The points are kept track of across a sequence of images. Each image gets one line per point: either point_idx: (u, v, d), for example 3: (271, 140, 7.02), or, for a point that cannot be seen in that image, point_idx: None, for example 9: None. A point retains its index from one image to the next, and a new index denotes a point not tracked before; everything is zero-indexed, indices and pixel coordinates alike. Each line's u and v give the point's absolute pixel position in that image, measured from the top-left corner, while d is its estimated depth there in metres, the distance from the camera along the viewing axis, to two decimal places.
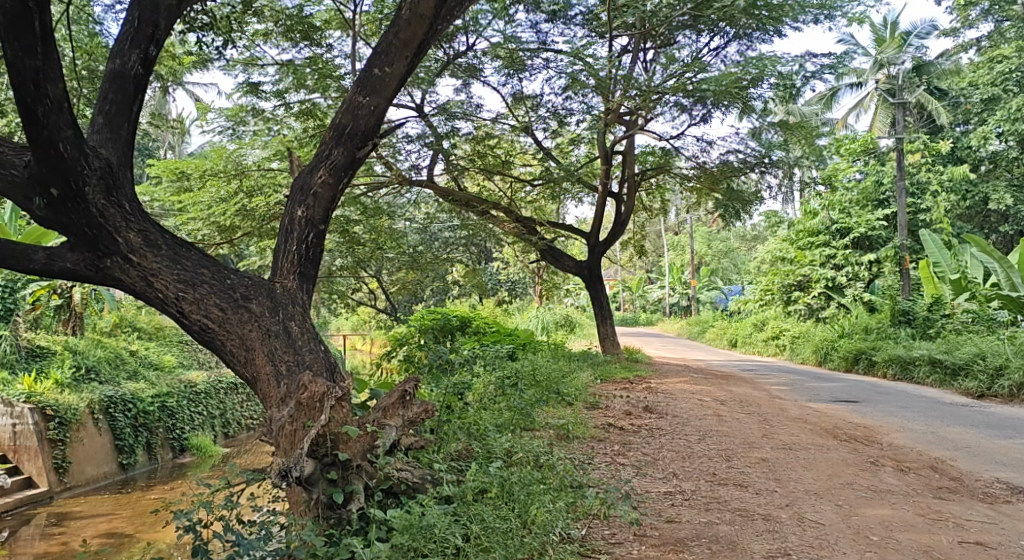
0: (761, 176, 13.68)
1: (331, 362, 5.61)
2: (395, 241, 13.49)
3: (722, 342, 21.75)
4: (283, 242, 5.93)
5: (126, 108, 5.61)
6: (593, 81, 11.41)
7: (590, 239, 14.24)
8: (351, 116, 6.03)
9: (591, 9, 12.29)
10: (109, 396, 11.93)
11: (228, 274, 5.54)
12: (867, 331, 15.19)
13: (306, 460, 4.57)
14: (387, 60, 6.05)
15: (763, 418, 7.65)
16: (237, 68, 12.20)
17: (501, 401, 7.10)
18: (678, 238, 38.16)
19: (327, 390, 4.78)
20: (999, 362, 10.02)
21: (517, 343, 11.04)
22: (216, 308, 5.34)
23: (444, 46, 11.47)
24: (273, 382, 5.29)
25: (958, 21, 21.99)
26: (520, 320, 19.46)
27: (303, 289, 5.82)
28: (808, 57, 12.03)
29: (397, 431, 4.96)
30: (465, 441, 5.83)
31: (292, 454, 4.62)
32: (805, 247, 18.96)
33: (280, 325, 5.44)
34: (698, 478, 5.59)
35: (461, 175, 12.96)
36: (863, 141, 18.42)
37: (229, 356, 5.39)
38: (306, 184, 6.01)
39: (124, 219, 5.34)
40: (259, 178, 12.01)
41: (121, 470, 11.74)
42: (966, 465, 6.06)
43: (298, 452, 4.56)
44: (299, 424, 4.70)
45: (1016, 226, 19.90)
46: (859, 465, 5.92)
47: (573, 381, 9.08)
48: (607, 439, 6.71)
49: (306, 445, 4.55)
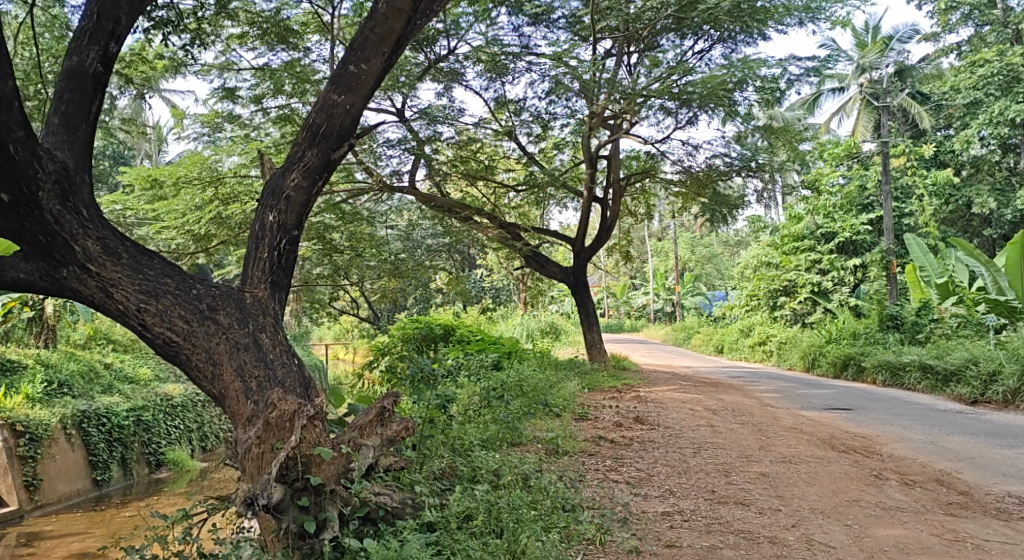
0: (748, 181, 13.49)
1: (305, 377, 5.33)
2: (376, 248, 13.19)
3: (708, 348, 21.58)
4: (253, 249, 5.63)
5: (85, 109, 5.32)
6: (577, 84, 11.19)
7: (575, 246, 14.00)
8: (326, 115, 5.76)
9: (574, 12, 12.12)
10: (82, 410, 11.56)
11: (194, 284, 5.23)
12: (855, 336, 14.98)
13: (273, 486, 4.30)
14: (363, 57, 5.77)
15: (757, 428, 7.42)
16: (213, 73, 11.90)
17: (487, 414, 6.83)
18: (662, 244, 38.04)
19: (298, 409, 4.52)
20: (992, 368, 9.83)
21: (503, 351, 10.78)
22: (181, 320, 5.05)
23: (425, 50, 11.21)
24: (242, 399, 5.00)
25: (939, 26, 21.97)
26: (504, 327, 19.21)
27: (275, 299, 5.54)
28: (791, 60, 11.87)
29: (374, 451, 4.73)
30: (449, 458, 5.60)
31: (259, 480, 4.35)
32: (789, 251, 18.80)
33: (250, 337, 5.15)
34: (696, 497, 5.34)
35: (444, 180, 12.71)
36: (847, 146, 18.26)
37: (195, 372, 5.09)
38: (278, 187, 5.72)
39: (82, 227, 5.03)
40: (235, 186, 11.67)
41: (95, 487, 11.30)
42: (973, 477, 5.84)
43: (265, 478, 4.30)
44: (266, 446, 4.44)
45: (999, 230, 19.90)
46: (864, 479, 5.69)
47: (560, 391, 8.81)
48: (599, 453, 6.43)
49: (274, 470, 4.29)
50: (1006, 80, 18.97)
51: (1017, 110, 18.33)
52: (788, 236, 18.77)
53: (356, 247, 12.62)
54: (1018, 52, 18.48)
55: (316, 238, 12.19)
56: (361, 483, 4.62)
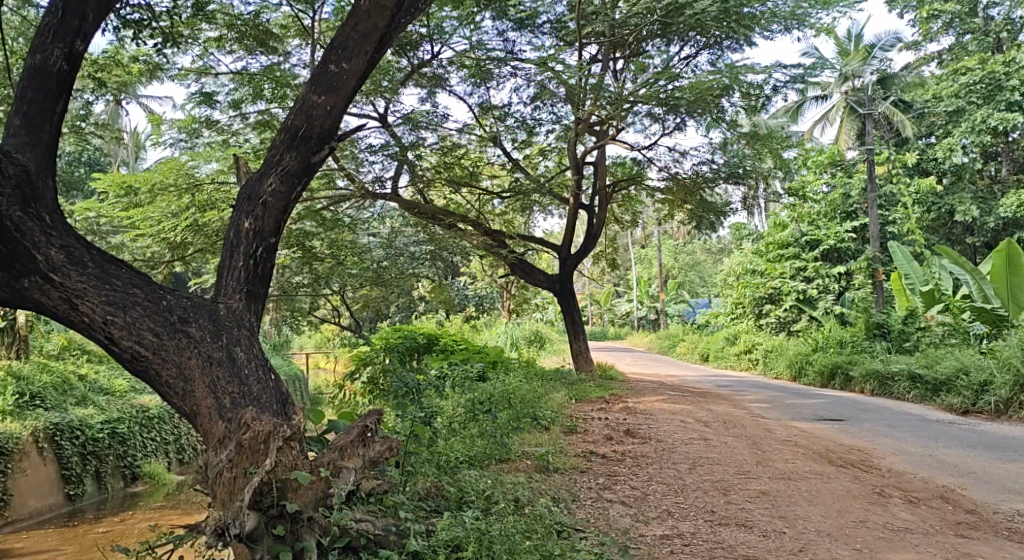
0: (734, 187, 13.34)
1: (283, 394, 5.10)
2: (358, 256, 12.92)
3: (693, 356, 21.46)
4: (227, 257, 5.38)
5: (50, 110, 5.06)
6: (563, 89, 11.01)
7: (561, 253, 13.81)
8: (306, 117, 5.54)
9: (559, 17, 11.96)
10: (55, 422, 11.19)
11: (165, 295, 4.99)
12: (841, 344, 14.82)
13: (246, 515, 4.10)
14: (345, 56, 5.57)
15: (752, 441, 7.25)
16: (190, 77, 11.62)
17: (473, 429, 6.61)
18: (645, 252, 37.96)
19: (273, 430, 4.26)
20: (983, 378, 9.73)
21: (488, 361, 10.55)
22: (150, 333, 4.79)
23: (409, 54, 10.97)
24: (215, 417, 4.75)
25: (920, 34, 21.98)
26: (488, 336, 18.99)
27: (250, 311, 5.30)
28: (777, 66, 11.76)
29: (355, 475, 4.51)
30: (435, 477, 5.39)
31: (232, 507, 4.16)
32: (774, 259, 18.68)
33: (223, 351, 4.92)
34: (696, 518, 5.14)
35: (428, 187, 12.51)
36: (831, 154, 18.17)
37: (165, 388, 4.83)
38: (255, 192, 5.48)
39: (45, 234, 4.77)
40: (213, 193, 11.39)
41: (68, 501, 10.93)
42: (979, 494, 5.69)
43: (238, 505, 4.11)
44: (239, 470, 4.20)
45: (981, 237, 19.92)
46: (868, 497, 5.52)
47: (548, 402, 8.58)
48: (590, 470, 6.21)
49: (247, 497, 4.09)
50: (988, 88, 19.02)
51: (999, 118, 18.40)
52: (773, 244, 18.66)
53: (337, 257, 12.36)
54: (999, 60, 18.60)
55: (297, 245, 11.91)
56: (341, 510, 4.43)
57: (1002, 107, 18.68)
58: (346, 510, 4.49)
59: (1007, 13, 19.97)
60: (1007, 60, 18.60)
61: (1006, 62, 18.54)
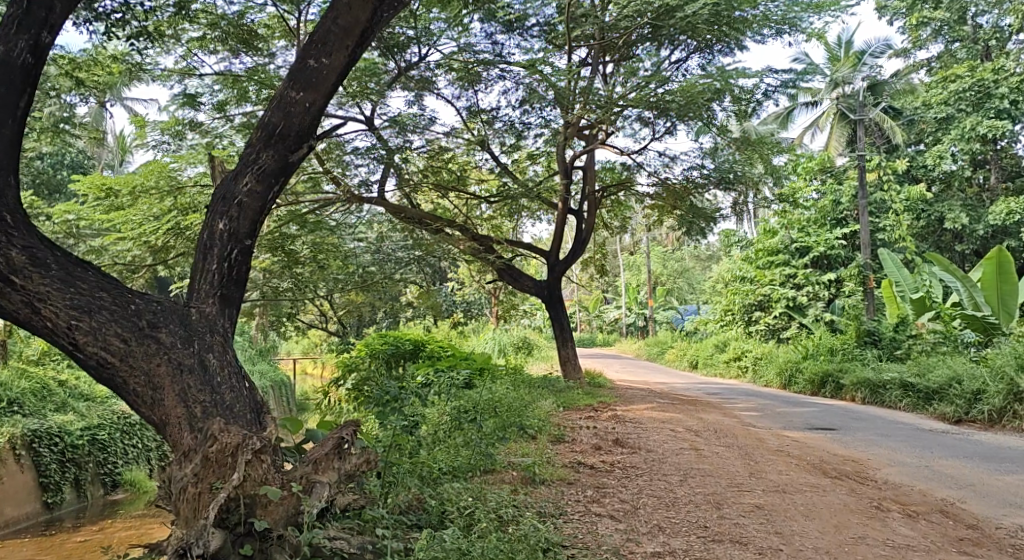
0: (724, 192, 13.18)
1: (257, 403, 4.94)
2: (343, 260, 12.72)
3: (682, 364, 21.30)
4: (201, 259, 5.22)
5: (13, 106, 4.87)
6: (552, 92, 10.86)
7: (550, 259, 13.65)
8: (283, 114, 5.38)
9: (548, 20, 11.80)
10: (33, 429, 10.89)
11: (133, 299, 4.80)
12: (832, 352, 14.61)
13: (211, 533, 4.07)
14: (325, 51, 5.41)
15: (744, 452, 7.10)
16: (173, 78, 11.41)
17: (458, 438, 6.43)
18: (634, 258, 37.85)
19: (242, 442, 4.26)
20: (976, 387, 9.63)
21: (475, 368, 10.37)
22: (117, 339, 4.61)
23: (396, 56, 10.81)
24: (184, 428, 4.58)
25: (909, 42, 21.98)
26: (475, 343, 18.79)
27: (224, 315, 5.14)
28: (768, 72, 11.65)
29: (329, 490, 4.50)
30: (416, 490, 5.23)
31: (197, 525, 4.13)
32: (764, 266, 18.55)
33: (194, 358, 4.75)
34: (687, 534, 4.97)
35: (414, 190, 12.37)
36: (821, 161, 18.16)
37: (133, 397, 4.66)
38: (229, 193, 5.32)
39: (6, 234, 4.58)
40: (195, 195, 11.17)
41: (46, 510, 10.61)
42: (979, 508, 5.55)
43: (202, 523, 4.09)
44: (204, 485, 4.22)
45: (970, 245, 19.86)
46: (866, 512, 5.37)
47: (535, 410, 8.40)
48: (578, 482, 6.02)
49: (211, 515, 4.06)
50: (977, 96, 19.02)
51: (988, 126, 18.44)
52: (762, 251, 18.55)
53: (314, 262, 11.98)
54: (988, 68, 18.67)
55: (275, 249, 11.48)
56: (312, 531, 4.28)
57: (992, 115, 18.72)
58: (319, 528, 4.36)
59: (995, 22, 20.02)
60: (995, 68, 18.66)
61: (995, 70, 18.60)
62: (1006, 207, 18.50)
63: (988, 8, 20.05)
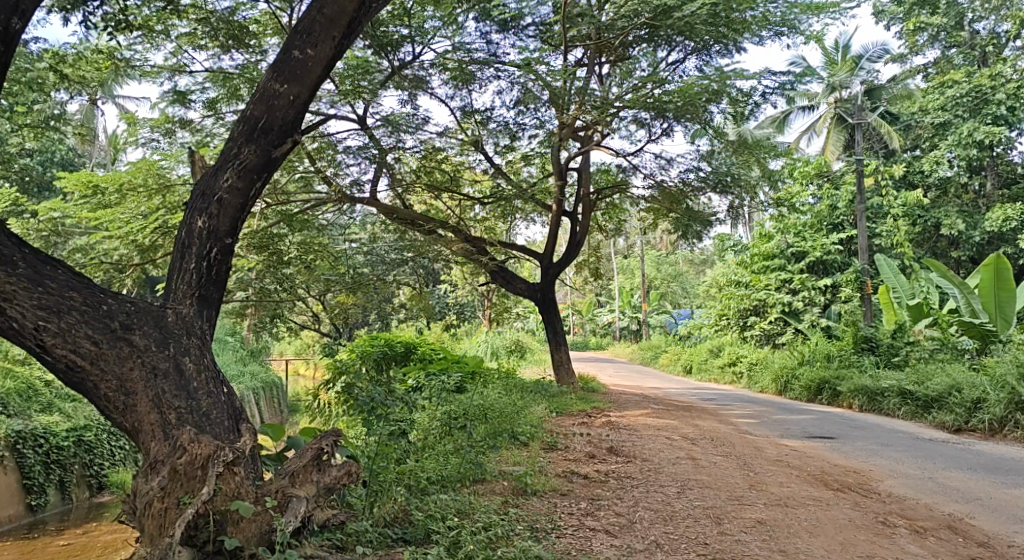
0: (719, 196, 12.95)
1: (235, 409, 4.78)
2: (334, 261, 12.54)
3: (675, 368, 21.14)
4: (179, 259, 5.04)
5: None
6: (547, 92, 10.70)
7: (543, 261, 13.44)
8: (266, 106, 5.21)
9: (544, 20, 11.62)
10: (17, 430, 10.60)
11: (106, 299, 4.63)
12: (828, 358, 14.42)
13: (178, 551, 4.01)
14: (311, 42, 5.26)
15: (742, 461, 6.92)
16: (162, 75, 11.21)
17: (448, 445, 6.28)
18: (628, 262, 37.70)
19: (212, 453, 4.20)
20: (976, 396, 9.49)
21: (466, 371, 10.21)
22: (88, 341, 4.45)
23: (388, 55, 10.63)
24: (159, 435, 4.45)
25: (906, 47, 21.86)
26: (468, 346, 18.62)
27: (201, 316, 4.96)
28: (766, 74, 11.51)
29: (306, 504, 4.33)
30: (403, 502, 5.06)
31: (163, 541, 4.06)
32: (758, 271, 18.40)
33: (170, 362, 4.59)
34: (687, 552, 4.78)
35: (407, 191, 12.20)
36: (818, 165, 17.77)
37: (104, 402, 4.51)
38: (209, 188, 5.13)
39: None
40: (183, 194, 10.96)
41: (30, 512, 10.30)
42: (989, 524, 5.38)
43: (169, 540, 4.02)
44: (171, 500, 4.14)
45: (966, 251, 19.73)
46: (872, 528, 5.19)
47: (528, 416, 8.22)
48: (571, 494, 5.81)
49: (177, 532, 4.00)
50: (974, 101, 18.92)
51: (985, 131, 18.45)
52: (758, 255, 18.37)
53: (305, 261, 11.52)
54: (985, 73, 18.60)
55: (264, 247, 11.04)
56: (285, 551, 4.13)
57: (989, 120, 18.67)
58: (294, 545, 4.22)
59: (992, 28, 19.94)
60: (993, 74, 18.61)
61: (992, 76, 18.55)
62: (1002, 214, 18.41)
63: (985, 14, 19.98)
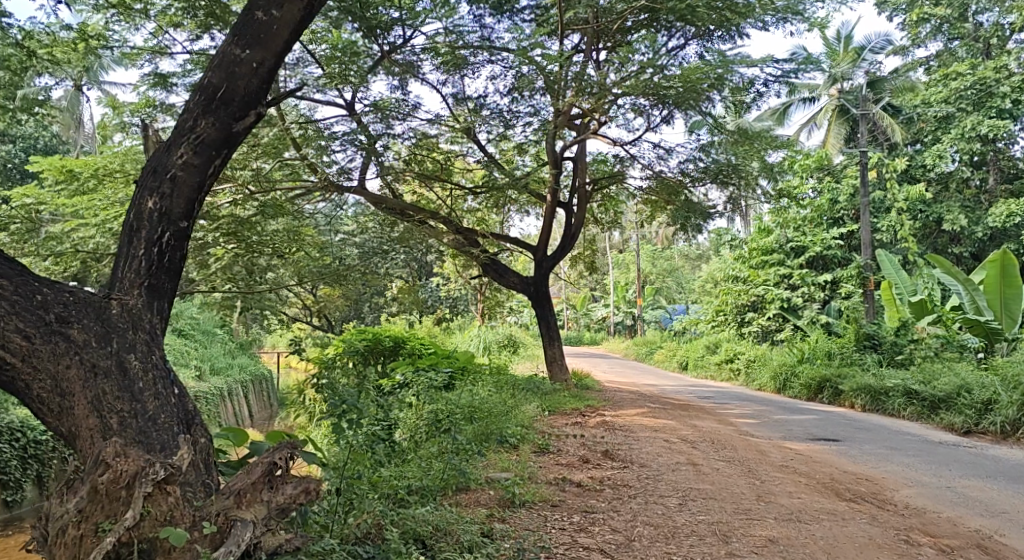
0: (719, 188, 12.54)
1: (187, 413, 4.39)
2: (320, 252, 12.09)
3: (672, 364, 20.75)
4: (127, 244, 4.62)
5: None
6: (542, 78, 10.25)
7: (537, 255, 12.98)
8: (226, 72, 4.84)
9: (540, 3, 11.11)
10: None
11: (42, 289, 4.25)
12: (829, 356, 14.07)
13: None
14: (275, 2, 4.90)
15: (746, 467, 6.53)
16: (143, 57, 10.71)
17: (431, 450, 5.88)
18: (623, 255, 37.32)
19: (139, 472, 3.94)
20: (987, 396, 9.14)
21: (456, 367, 9.78)
22: (18, 336, 4.06)
23: (377, 39, 10.21)
24: (97, 441, 4.08)
25: (909, 39, 21.42)
26: (459, 342, 18.21)
27: (152, 309, 4.54)
28: (770, 61, 11.11)
29: (255, 528, 4.03)
30: (376, 516, 4.66)
31: None
32: (757, 265, 17.99)
33: (112, 360, 4.20)
34: None
35: (397, 180, 11.74)
36: (819, 159, 17.47)
37: (37, 405, 4.12)
38: (162, 165, 4.73)
39: None
40: None
41: (5, 509, 9.76)
42: (1019, 542, 5.01)
43: None
44: (89, 526, 3.89)
45: (969, 247, 19.38)
46: (896, 548, 4.80)
47: (519, 416, 7.82)
48: (563, 505, 5.41)
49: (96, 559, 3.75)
50: (978, 95, 18.61)
51: (989, 125, 18.06)
52: (756, 250, 18.04)
53: (281, 248, 10.69)
54: (989, 66, 18.21)
55: (232, 233, 9.84)
56: None
57: (993, 114, 18.31)
58: None
59: (996, 19, 19.49)
60: (997, 67, 18.26)
61: (996, 68, 18.18)
62: (1006, 209, 18.00)
63: (990, 5, 19.50)
